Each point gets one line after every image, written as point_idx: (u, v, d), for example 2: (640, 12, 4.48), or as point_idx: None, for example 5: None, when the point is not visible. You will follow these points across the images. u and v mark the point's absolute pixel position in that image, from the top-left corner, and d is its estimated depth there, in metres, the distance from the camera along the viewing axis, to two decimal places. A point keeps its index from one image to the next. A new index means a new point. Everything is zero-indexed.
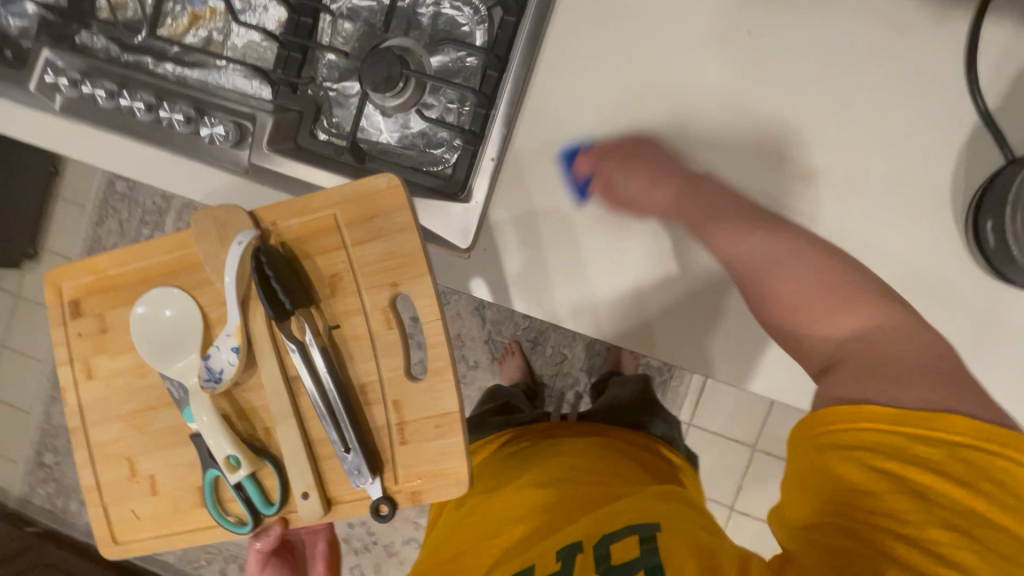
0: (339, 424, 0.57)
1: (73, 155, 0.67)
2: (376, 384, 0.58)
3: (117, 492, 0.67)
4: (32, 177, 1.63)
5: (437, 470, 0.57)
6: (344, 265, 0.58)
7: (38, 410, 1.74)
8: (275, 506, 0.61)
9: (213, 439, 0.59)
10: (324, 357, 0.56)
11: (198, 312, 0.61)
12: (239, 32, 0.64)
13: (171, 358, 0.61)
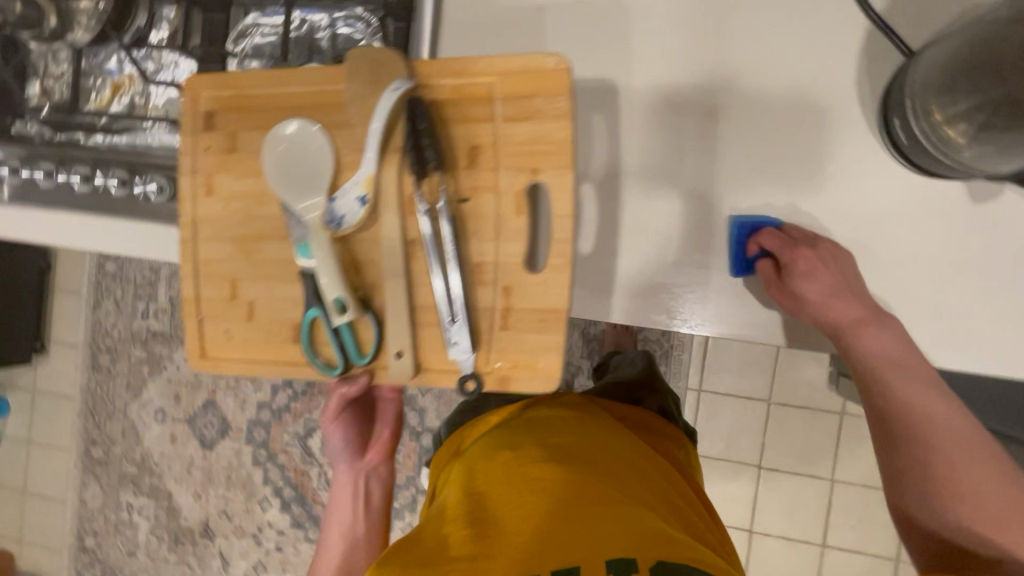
0: (452, 290, 0.59)
1: (17, 237, 0.70)
2: (491, 265, 0.60)
3: (213, 310, 0.66)
4: (25, 275, 1.70)
5: (531, 361, 0.61)
6: (488, 140, 0.59)
7: (72, 497, 1.79)
8: (368, 358, 0.62)
9: (329, 278, 0.60)
10: (451, 224, 0.58)
11: (332, 160, 0.61)
12: (158, 91, 0.67)
13: (301, 192, 0.61)
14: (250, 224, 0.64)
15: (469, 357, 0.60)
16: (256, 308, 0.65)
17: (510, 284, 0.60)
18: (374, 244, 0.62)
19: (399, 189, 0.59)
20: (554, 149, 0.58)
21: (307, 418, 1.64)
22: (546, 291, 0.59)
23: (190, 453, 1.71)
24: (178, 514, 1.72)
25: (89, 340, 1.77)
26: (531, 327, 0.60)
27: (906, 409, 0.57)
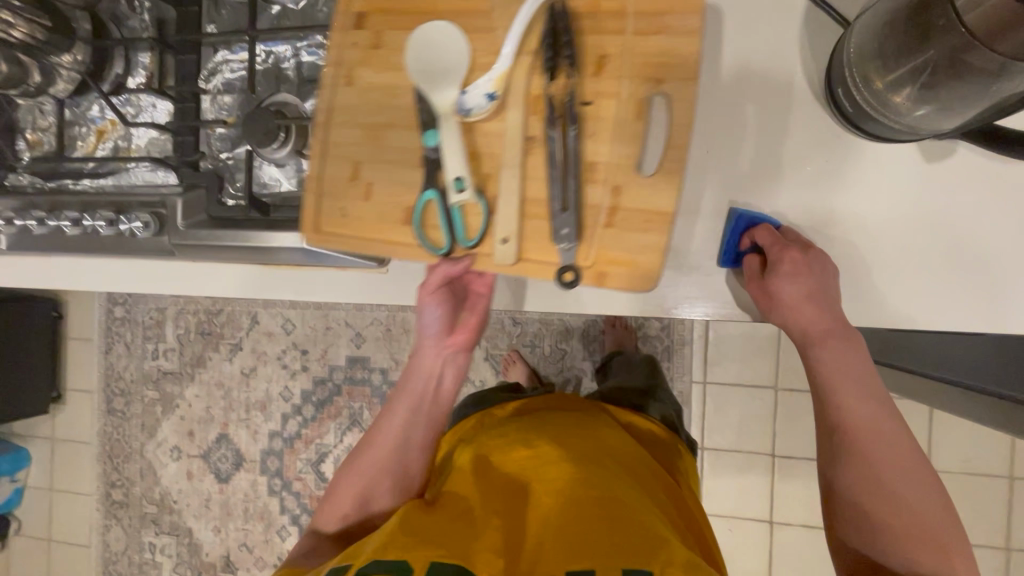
0: (562, 186, 0.57)
1: (42, 285, 0.77)
2: (602, 166, 0.57)
3: (333, 189, 0.62)
4: (39, 326, 1.76)
5: (629, 257, 0.57)
6: (615, 49, 0.57)
7: (96, 540, 1.81)
8: (472, 242, 0.59)
9: (453, 157, 0.58)
10: (574, 123, 0.56)
11: (468, 59, 0.59)
12: (139, 133, 0.70)
13: (438, 81, 0.58)
14: (384, 115, 0.61)
15: (568, 249, 0.57)
16: (375, 189, 0.61)
17: (620, 187, 0.57)
18: (497, 136, 0.59)
19: (528, 86, 0.58)
20: (671, 63, 0.56)
21: (318, 444, 1.66)
22: (650, 197, 0.57)
23: (207, 488, 1.73)
24: (199, 549, 1.73)
25: (103, 383, 1.81)
26: (632, 232, 0.57)
27: (857, 422, 0.58)
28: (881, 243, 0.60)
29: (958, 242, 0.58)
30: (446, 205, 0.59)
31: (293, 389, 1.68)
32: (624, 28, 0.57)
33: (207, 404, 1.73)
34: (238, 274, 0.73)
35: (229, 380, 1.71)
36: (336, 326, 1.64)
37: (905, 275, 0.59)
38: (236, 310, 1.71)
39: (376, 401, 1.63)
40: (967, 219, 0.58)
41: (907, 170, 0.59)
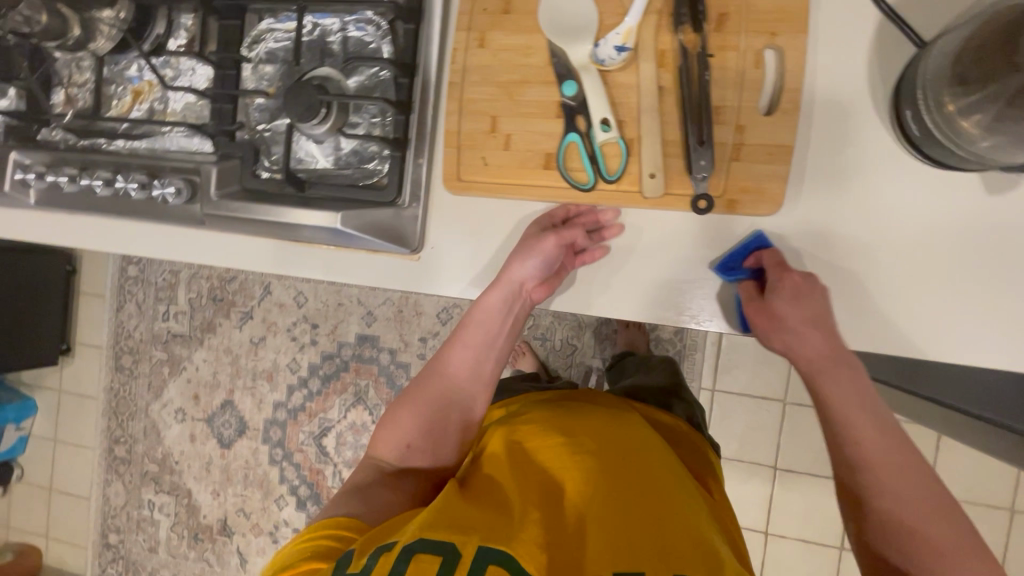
0: (696, 123, 0.54)
1: (66, 244, 0.77)
2: (729, 109, 0.55)
3: (472, 139, 0.61)
4: (53, 278, 1.76)
5: (755, 185, 0.55)
6: (734, 5, 0.55)
7: (96, 493, 1.83)
8: (614, 177, 0.57)
9: (594, 95, 0.56)
10: (703, 65, 0.53)
11: (596, 18, 0.56)
12: (176, 96, 0.69)
13: (570, 36, 0.56)
14: (514, 72, 0.59)
15: (704, 178, 0.54)
16: (514, 140, 0.60)
17: (744, 123, 0.55)
18: (631, 87, 0.57)
19: (656, 39, 0.56)
20: (791, 17, 0.54)
21: (322, 418, 1.66)
22: (774, 133, 0.55)
23: (209, 452, 1.75)
24: (197, 512, 1.75)
25: (112, 341, 1.81)
26: (759, 164, 0.55)
27: (878, 455, 0.54)
28: (902, 263, 0.57)
29: (983, 263, 0.55)
30: (589, 148, 0.57)
31: (301, 361, 1.68)
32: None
33: (214, 369, 1.74)
34: (266, 251, 0.71)
35: (238, 347, 1.72)
36: (348, 302, 1.64)
37: (927, 293, 0.56)
38: (249, 278, 1.70)
39: (382, 380, 1.63)
40: (999, 234, 0.55)
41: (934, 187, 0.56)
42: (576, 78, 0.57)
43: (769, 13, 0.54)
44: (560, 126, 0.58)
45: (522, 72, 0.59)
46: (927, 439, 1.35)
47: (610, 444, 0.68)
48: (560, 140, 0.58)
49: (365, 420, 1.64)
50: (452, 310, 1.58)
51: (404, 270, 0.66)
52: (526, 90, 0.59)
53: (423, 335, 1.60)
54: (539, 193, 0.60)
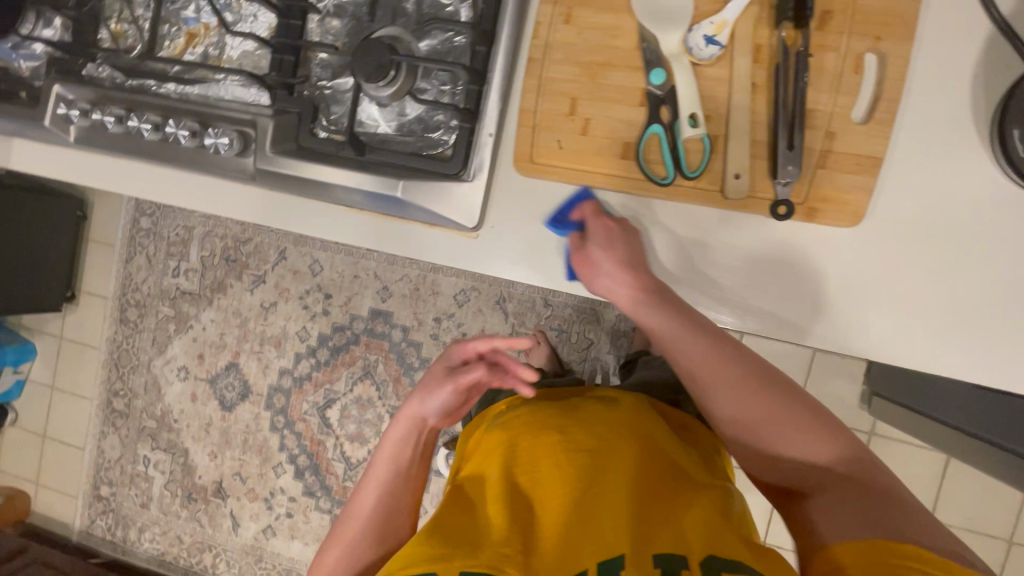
0: (791, 124, 0.52)
1: (106, 188, 0.74)
2: (821, 114, 0.53)
3: (547, 121, 0.59)
4: (63, 223, 1.72)
5: (837, 197, 0.53)
6: (841, 3, 0.52)
7: (91, 444, 1.81)
8: (695, 174, 0.55)
9: (682, 89, 0.54)
10: (801, 66, 0.51)
11: (690, 7, 0.54)
12: (234, 43, 0.66)
13: (662, 25, 0.54)
14: (600, 52, 0.57)
15: (785, 184, 0.53)
16: (593, 125, 0.57)
17: (835, 130, 0.53)
18: (720, 81, 0.55)
19: (754, 33, 0.53)
20: (899, 23, 0.52)
21: (327, 389, 1.65)
22: (866, 143, 0.52)
23: (210, 413, 1.72)
24: (193, 472, 1.74)
25: (119, 292, 1.78)
26: (846, 174, 0.53)
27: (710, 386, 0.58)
28: (930, 270, 0.54)
29: (1004, 283, 0.53)
30: (672, 141, 0.55)
31: (311, 330, 1.65)
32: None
33: (221, 330, 1.71)
34: (313, 216, 0.68)
35: (248, 311, 1.69)
36: (363, 275, 1.61)
37: (947, 325, 0.54)
38: (265, 242, 1.67)
39: (391, 356, 1.61)
40: None
41: (946, 215, 0.54)
42: (666, 67, 0.55)
43: (878, 15, 0.52)
44: (643, 116, 0.56)
45: (605, 53, 0.57)
46: (935, 463, 1.35)
47: (590, 425, 0.67)
48: (641, 131, 0.56)
49: (371, 395, 1.62)
50: (470, 293, 1.56)
51: (462, 246, 0.64)
52: (609, 73, 0.57)
53: (437, 315, 1.58)
54: (610, 182, 0.58)
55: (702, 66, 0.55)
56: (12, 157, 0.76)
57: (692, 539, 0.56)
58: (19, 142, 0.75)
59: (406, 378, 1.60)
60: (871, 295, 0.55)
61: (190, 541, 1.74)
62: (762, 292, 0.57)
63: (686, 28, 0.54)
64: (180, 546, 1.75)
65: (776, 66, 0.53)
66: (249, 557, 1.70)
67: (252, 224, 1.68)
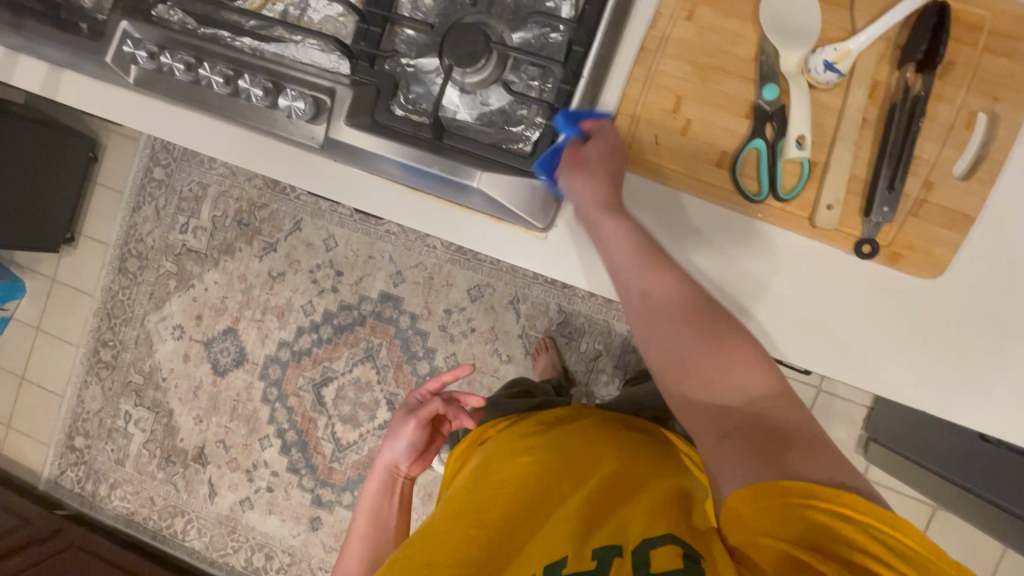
0: (894, 164, 0.52)
1: (161, 137, 0.73)
2: (923, 162, 0.53)
3: (645, 125, 0.57)
4: (73, 163, 1.66)
5: (923, 246, 0.53)
6: (963, 58, 0.52)
7: (71, 393, 1.76)
8: (787, 196, 0.55)
9: (794, 109, 0.54)
10: (915, 113, 0.52)
11: (819, 27, 0.54)
12: (317, 6, 0.64)
13: (788, 38, 0.54)
14: (716, 57, 0.56)
15: (878, 222, 0.53)
16: (694, 127, 0.56)
17: (934, 180, 0.53)
18: (831, 109, 0.54)
19: (875, 69, 0.53)
20: (1017, 85, 0.52)
21: (326, 366, 1.61)
22: (962, 198, 0.53)
23: (200, 376, 1.68)
24: (175, 434, 1.69)
25: (121, 241, 1.73)
26: (937, 227, 0.53)
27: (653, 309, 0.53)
28: (989, 335, 0.54)
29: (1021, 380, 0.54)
30: (771, 158, 0.54)
31: (317, 306, 1.62)
32: (979, 40, 0.52)
33: (224, 293, 1.67)
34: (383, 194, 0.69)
35: (254, 277, 1.65)
36: (379, 256, 1.57)
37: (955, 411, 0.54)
38: (281, 210, 1.63)
39: (396, 342, 1.58)
40: None
41: (991, 299, 0.54)
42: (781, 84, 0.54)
43: (997, 75, 0.52)
44: (747, 127, 0.55)
45: (716, 70, 0.56)
46: (920, 515, 1.38)
47: (557, 456, 0.68)
48: (742, 143, 0.55)
49: (370, 378, 1.59)
50: (484, 289, 1.54)
51: (530, 244, 0.66)
52: (720, 87, 0.56)
53: (448, 307, 1.55)
54: (696, 186, 0.56)
55: (818, 89, 0.55)
56: (58, 92, 0.73)
57: (632, 528, 0.53)
58: (69, 76, 0.72)
59: (408, 366, 1.57)
60: (891, 359, 0.55)
61: (162, 504, 1.70)
62: (832, 331, 0.55)
63: (809, 49, 0.54)
64: (151, 507, 1.70)
65: (893, 107, 0.53)
66: (222, 527, 1.65)
67: (270, 190, 1.64)
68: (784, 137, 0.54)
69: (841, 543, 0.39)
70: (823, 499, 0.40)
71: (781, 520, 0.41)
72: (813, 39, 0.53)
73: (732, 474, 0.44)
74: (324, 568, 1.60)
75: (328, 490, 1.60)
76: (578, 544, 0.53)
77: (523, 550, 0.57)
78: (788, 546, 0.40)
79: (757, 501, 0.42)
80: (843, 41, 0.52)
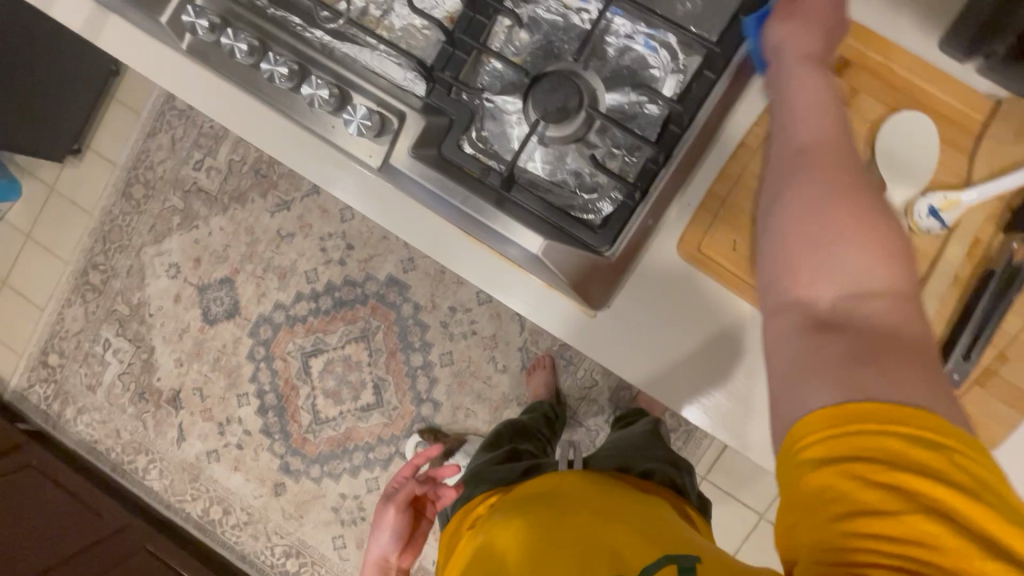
0: (975, 331, 0.50)
1: (201, 107, 0.66)
2: (1007, 334, 0.51)
3: None
4: (93, 73, 1.57)
5: (981, 419, 0.52)
6: None
7: (53, 308, 1.70)
8: None
9: None
10: (1010, 287, 0.49)
11: (931, 171, 0.51)
12: (402, 13, 0.59)
13: (896, 175, 0.51)
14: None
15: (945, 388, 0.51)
16: None
17: (1010, 354, 0.51)
18: (923, 256, 0.52)
19: (978, 228, 0.51)
20: None
21: (318, 337, 1.58)
22: None
23: (188, 320, 1.64)
24: (153, 372, 1.66)
25: (131, 164, 1.65)
26: (1001, 404, 0.52)
27: (797, 165, 0.43)
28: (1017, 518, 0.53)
29: None
30: None
31: (321, 274, 1.58)
32: None
33: (228, 241, 1.61)
34: (421, 221, 0.64)
35: (262, 232, 1.59)
36: (393, 239, 1.52)
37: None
38: None
39: (394, 328, 1.55)
40: None
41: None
42: None
43: None
44: None
45: None
46: None
47: (551, 493, 0.69)
48: None
49: (361, 358, 1.56)
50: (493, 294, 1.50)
51: (577, 318, 0.62)
52: None
53: (454, 305, 1.52)
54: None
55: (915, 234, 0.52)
56: (100, 36, 0.66)
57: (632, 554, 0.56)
58: (115, 20, 0.66)
59: (402, 354, 1.55)
60: None
61: (128, 439, 1.67)
62: None
63: (916, 189, 0.51)
64: (115, 439, 1.67)
65: (989, 272, 0.50)
66: (184, 474, 1.64)
67: None
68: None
69: (909, 470, 0.34)
70: (908, 426, 0.34)
71: (839, 449, 0.35)
72: (920, 183, 0.51)
73: (802, 385, 0.38)
74: (279, 533, 1.59)
75: (297, 459, 1.59)
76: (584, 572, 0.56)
77: None
78: (849, 477, 0.34)
79: (833, 426, 0.36)
80: (953, 190, 0.50)
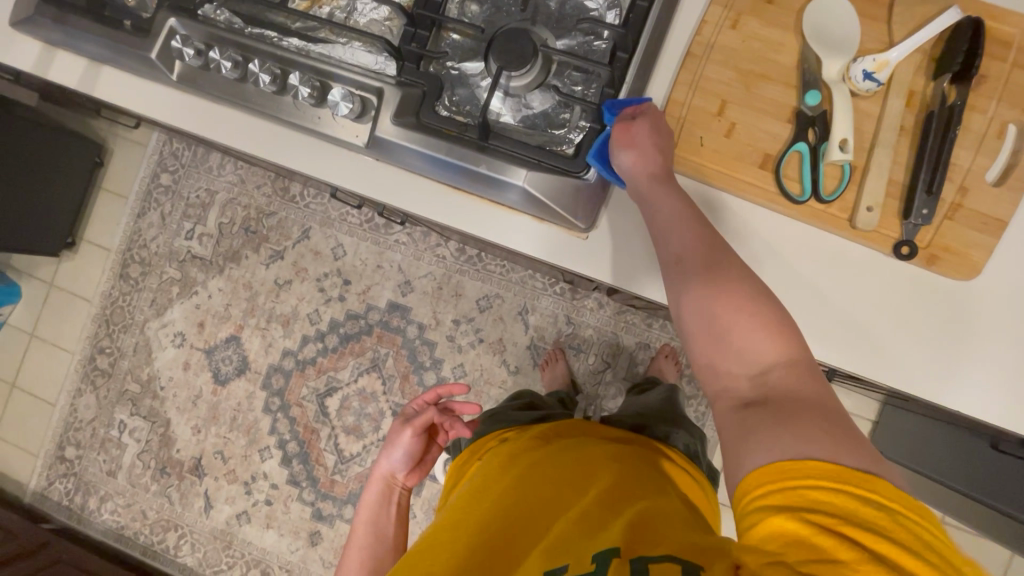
0: (931, 167, 0.57)
1: (195, 131, 0.72)
2: (960, 168, 0.58)
3: (695, 122, 0.61)
4: (79, 165, 1.65)
5: (959, 248, 0.58)
6: (989, 73, 0.59)
7: (64, 401, 1.71)
8: (830, 198, 0.59)
9: (839, 119, 0.59)
10: (951, 123, 0.57)
11: (857, 40, 0.59)
12: (365, 10, 0.66)
13: (830, 50, 0.59)
14: (760, 63, 0.61)
15: (918, 225, 0.58)
16: (738, 130, 0.61)
17: (969, 185, 0.58)
18: (870, 116, 0.60)
19: (911, 80, 0.59)
20: None
21: (330, 376, 1.59)
22: (995, 205, 0.58)
23: (200, 385, 1.65)
24: (171, 445, 1.65)
25: (124, 246, 1.71)
26: (972, 231, 0.58)
27: (688, 279, 0.51)
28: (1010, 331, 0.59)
29: None
30: (813, 161, 0.59)
31: (323, 314, 1.61)
32: (1007, 56, 0.58)
33: (228, 300, 1.65)
34: (422, 204, 0.69)
35: (260, 285, 1.63)
36: (388, 266, 1.58)
37: (958, 408, 0.59)
38: (290, 217, 1.62)
39: (403, 352, 1.57)
40: None
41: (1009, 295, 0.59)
42: (822, 90, 0.60)
43: None
44: (789, 131, 0.60)
45: (765, 67, 0.61)
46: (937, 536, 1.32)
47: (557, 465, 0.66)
48: (785, 147, 0.60)
49: (376, 388, 1.57)
50: (493, 299, 1.54)
51: (569, 244, 0.67)
52: (764, 86, 0.61)
53: (457, 318, 1.55)
54: (744, 189, 0.60)
55: (858, 97, 0.60)
56: (96, 86, 0.73)
57: (633, 536, 0.50)
58: (109, 72, 0.73)
59: (415, 376, 1.56)
60: (920, 351, 0.59)
61: (155, 518, 1.64)
62: (865, 324, 0.60)
63: (849, 58, 0.59)
64: (142, 521, 1.64)
65: (929, 115, 0.58)
66: (217, 542, 1.60)
67: (279, 199, 1.63)
68: (826, 142, 0.59)
69: (850, 519, 0.36)
70: (842, 482, 0.37)
71: (788, 501, 0.38)
72: (852, 52, 0.59)
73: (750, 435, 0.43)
74: None
75: (328, 504, 1.56)
76: (577, 550, 0.52)
77: (520, 556, 0.56)
78: (802, 523, 0.37)
79: (782, 477, 0.39)
80: (880, 53, 0.58)
